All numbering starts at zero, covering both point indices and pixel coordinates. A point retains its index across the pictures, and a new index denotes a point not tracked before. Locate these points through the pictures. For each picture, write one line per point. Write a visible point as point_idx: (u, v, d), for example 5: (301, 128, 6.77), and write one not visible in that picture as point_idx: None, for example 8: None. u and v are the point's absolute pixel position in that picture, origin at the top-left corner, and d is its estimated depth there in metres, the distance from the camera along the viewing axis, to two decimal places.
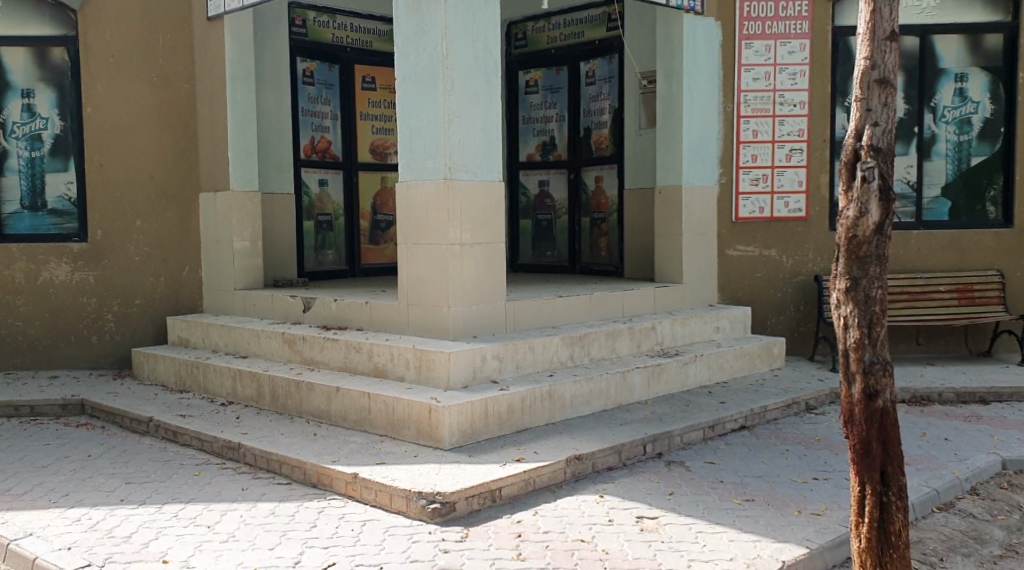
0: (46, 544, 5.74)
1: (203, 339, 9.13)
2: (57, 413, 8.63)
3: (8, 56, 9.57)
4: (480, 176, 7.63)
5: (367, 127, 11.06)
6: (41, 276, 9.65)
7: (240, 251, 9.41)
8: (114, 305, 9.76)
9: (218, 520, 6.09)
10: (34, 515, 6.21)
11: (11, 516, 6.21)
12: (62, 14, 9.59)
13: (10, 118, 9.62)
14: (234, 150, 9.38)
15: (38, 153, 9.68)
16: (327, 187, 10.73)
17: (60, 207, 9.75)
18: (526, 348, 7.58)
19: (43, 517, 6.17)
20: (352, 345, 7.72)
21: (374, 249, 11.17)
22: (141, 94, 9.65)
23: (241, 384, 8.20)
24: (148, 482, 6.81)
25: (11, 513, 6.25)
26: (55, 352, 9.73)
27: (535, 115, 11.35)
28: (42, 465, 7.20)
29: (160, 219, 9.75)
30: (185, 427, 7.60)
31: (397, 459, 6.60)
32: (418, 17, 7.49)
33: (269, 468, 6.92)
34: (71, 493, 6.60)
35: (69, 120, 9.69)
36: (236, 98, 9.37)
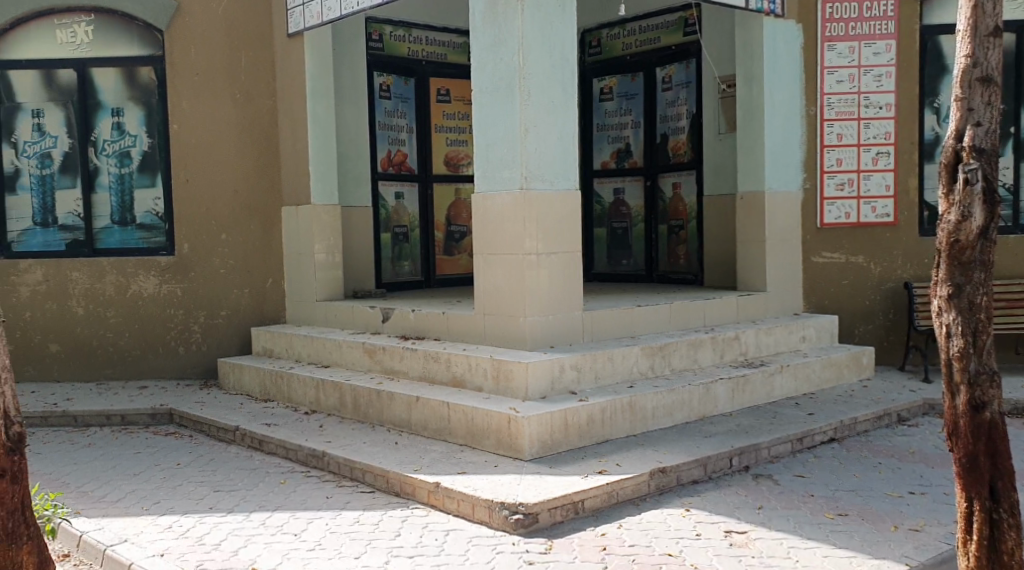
0: (141, 551, 5.86)
1: (286, 349, 9.25)
2: (147, 421, 8.83)
3: (99, 76, 9.88)
4: (557, 185, 7.59)
5: (441, 139, 11.08)
6: (131, 289, 9.91)
7: (321, 263, 9.55)
8: (201, 317, 9.96)
9: (304, 528, 6.15)
10: (128, 522, 6.35)
11: (105, 523, 6.34)
12: (149, 34, 9.84)
13: (101, 136, 9.95)
14: (315, 163, 9.53)
15: (128, 169, 9.97)
16: (403, 200, 10.81)
17: (148, 222, 10.00)
18: (604, 359, 7.49)
19: (137, 524, 6.30)
20: (430, 354, 7.74)
21: (448, 260, 11.16)
22: (225, 111, 9.85)
23: (323, 393, 8.27)
24: (236, 490, 6.91)
25: (106, 520, 6.39)
26: (144, 362, 9.97)
27: (610, 123, 11.28)
28: (135, 473, 7.37)
29: (244, 232, 9.93)
30: (271, 435, 7.70)
31: (478, 469, 6.59)
32: (495, 27, 7.51)
33: (353, 476, 6.97)
34: (161, 501, 6.73)
35: (156, 137, 9.94)
36: (317, 112, 9.53)
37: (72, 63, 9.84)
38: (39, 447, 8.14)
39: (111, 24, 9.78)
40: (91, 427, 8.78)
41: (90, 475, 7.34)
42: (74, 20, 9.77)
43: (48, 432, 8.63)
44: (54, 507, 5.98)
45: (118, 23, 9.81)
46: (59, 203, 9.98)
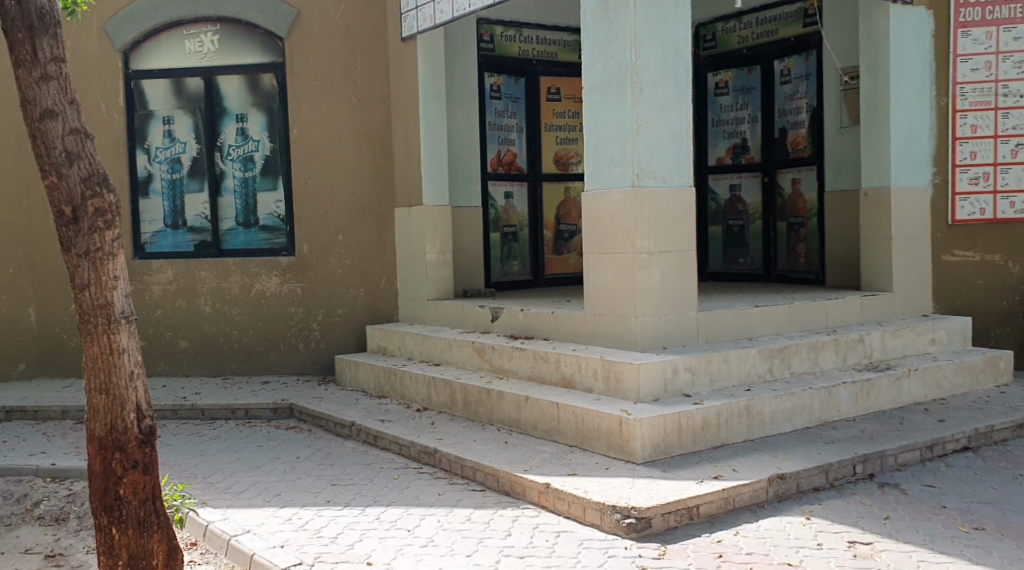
0: (263, 541, 5.94)
1: (399, 347, 9.31)
2: (269, 416, 9.00)
3: (224, 83, 10.10)
4: (670, 183, 7.39)
5: (551, 139, 10.97)
6: (255, 288, 10.12)
7: (432, 263, 9.58)
8: (319, 315, 10.10)
9: (417, 524, 6.14)
10: (251, 513, 6.47)
11: (230, 513, 6.47)
12: (271, 41, 10.02)
13: (226, 142, 10.17)
14: (426, 164, 9.58)
15: (251, 173, 10.17)
16: (513, 200, 10.75)
17: (271, 224, 10.18)
18: (720, 360, 7.26)
19: (259, 515, 6.42)
20: (540, 354, 7.64)
21: (558, 259, 11.05)
22: (342, 115, 9.98)
23: (434, 391, 8.27)
24: (352, 484, 6.97)
25: (231, 511, 6.53)
26: (268, 358, 10.17)
27: (725, 119, 10.98)
28: (257, 465, 7.52)
29: (360, 233, 10.04)
30: (384, 431, 7.74)
31: (589, 471, 6.46)
32: (607, 24, 7.35)
33: (464, 475, 6.93)
34: (282, 493, 6.84)
35: (277, 142, 10.12)
36: (428, 115, 9.58)
37: (200, 71, 10.09)
38: (169, 438, 8.39)
39: (235, 33, 10.00)
40: (217, 420, 8.99)
41: (216, 466, 7.52)
42: (201, 30, 10.03)
43: (178, 424, 8.88)
44: (183, 498, 6.49)
45: (240, 31, 10.01)
46: (189, 206, 10.26)
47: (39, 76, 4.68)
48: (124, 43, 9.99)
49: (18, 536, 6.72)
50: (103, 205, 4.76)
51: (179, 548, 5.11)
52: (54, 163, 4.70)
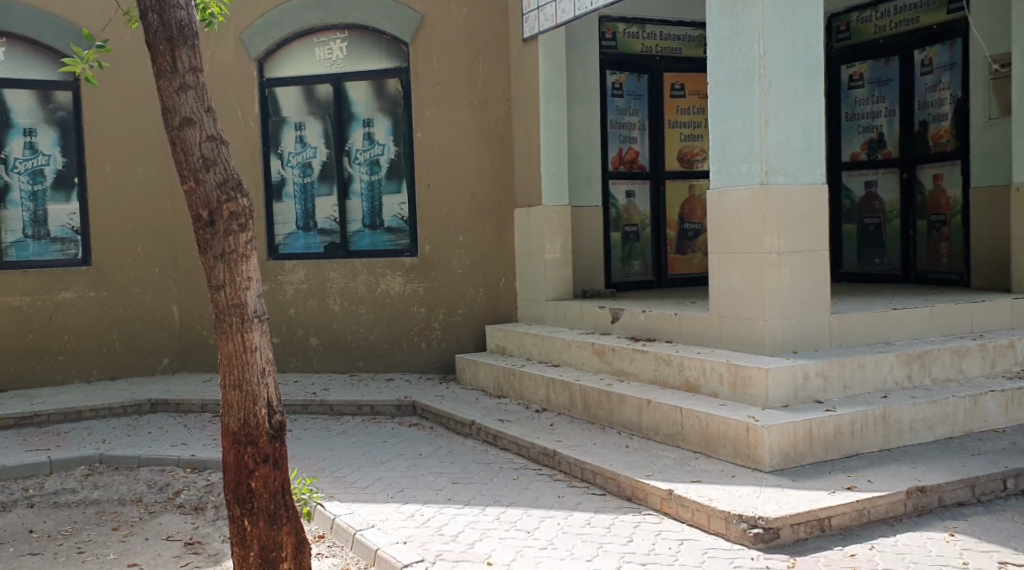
0: (387, 537, 5.97)
1: (518, 347, 9.24)
2: (392, 412, 9.01)
3: (352, 89, 10.20)
4: (801, 180, 7.08)
5: (675, 136, 10.71)
6: (380, 288, 10.15)
7: (552, 263, 9.48)
8: (440, 315, 10.08)
9: (537, 526, 6.06)
10: (376, 508, 6.52)
11: (356, 507, 6.53)
12: (396, 47, 10.07)
13: (353, 146, 10.27)
14: (546, 164, 9.47)
15: (377, 176, 10.25)
16: (634, 199, 10.56)
17: (395, 225, 10.24)
18: (854, 366, 6.90)
19: (383, 510, 6.46)
20: (662, 357, 7.44)
21: (681, 259, 10.79)
22: (463, 116, 9.95)
23: (554, 393, 8.16)
24: (473, 483, 6.94)
25: (356, 505, 6.59)
26: (392, 356, 10.19)
27: (860, 112, 10.52)
28: (381, 461, 7.57)
29: (480, 233, 10.00)
30: (504, 431, 7.68)
31: (713, 478, 6.23)
32: (733, 18, 7.11)
33: (583, 478, 6.80)
34: (405, 489, 6.87)
35: (403, 145, 10.16)
36: (549, 115, 9.45)
37: (330, 78, 10.20)
38: (299, 432, 8.53)
39: (363, 39, 10.09)
40: (345, 416, 9.05)
41: (342, 461, 7.60)
42: (330, 38, 10.16)
43: (308, 419, 8.99)
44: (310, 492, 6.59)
45: (368, 37, 10.10)
46: (319, 209, 10.40)
47: (178, 85, 4.84)
48: (259, 53, 10.16)
49: (160, 523, 6.93)
50: (239, 209, 4.87)
51: (306, 542, 5.16)
52: (192, 167, 4.83)
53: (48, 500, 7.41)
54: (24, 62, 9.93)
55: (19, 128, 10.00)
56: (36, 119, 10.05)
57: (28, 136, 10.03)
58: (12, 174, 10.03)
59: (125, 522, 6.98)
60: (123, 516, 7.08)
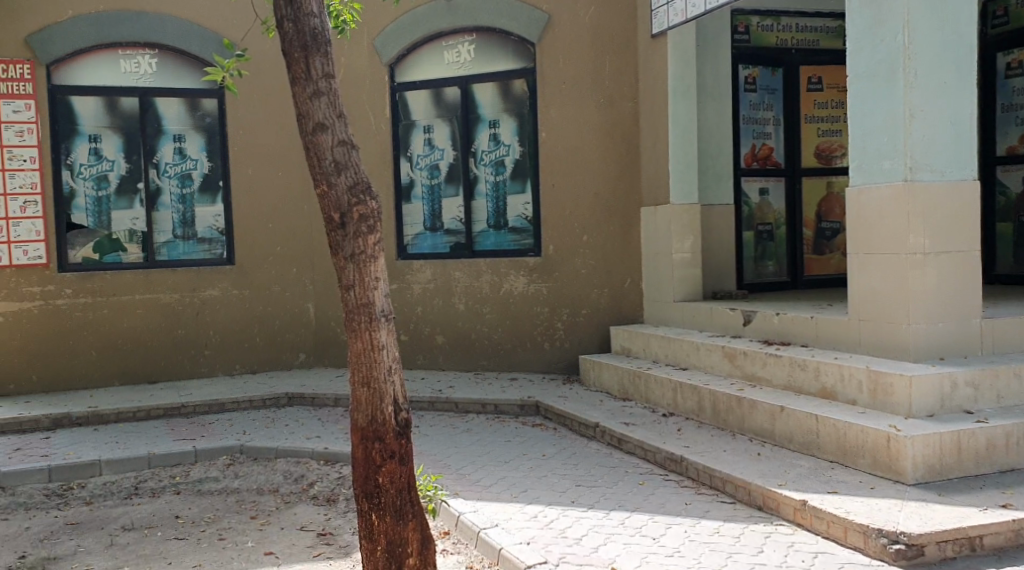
0: (510, 537, 5.90)
1: (644, 349, 9.03)
2: (516, 412, 8.91)
3: (478, 91, 10.16)
4: (949, 176, 6.65)
5: (812, 131, 10.27)
6: (504, 288, 10.11)
7: (681, 263, 9.24)
8: (564, 314, 9.92)
9: (663, 533, 5.87)
10: (499, 507, 6.47)
11: (480, 505, 6.49)
12: (523, 48, 9.97)
13: (479, 147, 10.24)
14: (675, 162, 9.25)
15: (502, 177, 10.19)
16: (769, 197, 10.21)
17: (520, 225, 10.16)
18: (1009, 375, 6.44)
19: (506, 510, 6.41)
20: (797, 361, 7.12)
21: (818, 259, 10.34)
22: (589, 116, 9.78)
23: (681, 396, 7.93)
24: (596, 486, 6.80)
25: (481, 503, 6.55)
26: (515, 355, 10.13)
27: (1018, 102, 9.75)
28: (505, 460, 7.51)
29: (605, 233, 9.80)
30: (629, 435, 7.50)
31: (851, 490, 5.90)
32: (875, 7, 6.74)
33: (712, 485, 6.56)
34: (528, 490, 6.80)
35: (527, 146, 10.07)
36: (678, 111, 9.23)
37: (458, 80, 10.20)
38: (425, 429, 8.55)
39: (490, 41, 10.04)
40: (469, 414, 9.01)
41: (467, 459, 7.58)
42: (458, 41, 10.15)
43: (434, 416, 9.00)
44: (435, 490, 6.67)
45: (495, 38, 10.05)
46: (445, 210, 10.42)
47: (312, 91, 4.94)
48: (390, 58, 10.25)
49: (295, 514, 7.08)
50: (367, 212, 4.93)
51: (431, 538, 5.22)
52: (325, 172, 4.92)
53: (192, 488, 7.65)
54: (173, 71, 10.30)
55: (170, 134, 10.37)
56: (185, 125, 10.42)
57: (177, 142, 10.40)
58: (163, 178, 10.41)
59: (262, 511, 7.15)
60: (260, 506, 7.25)
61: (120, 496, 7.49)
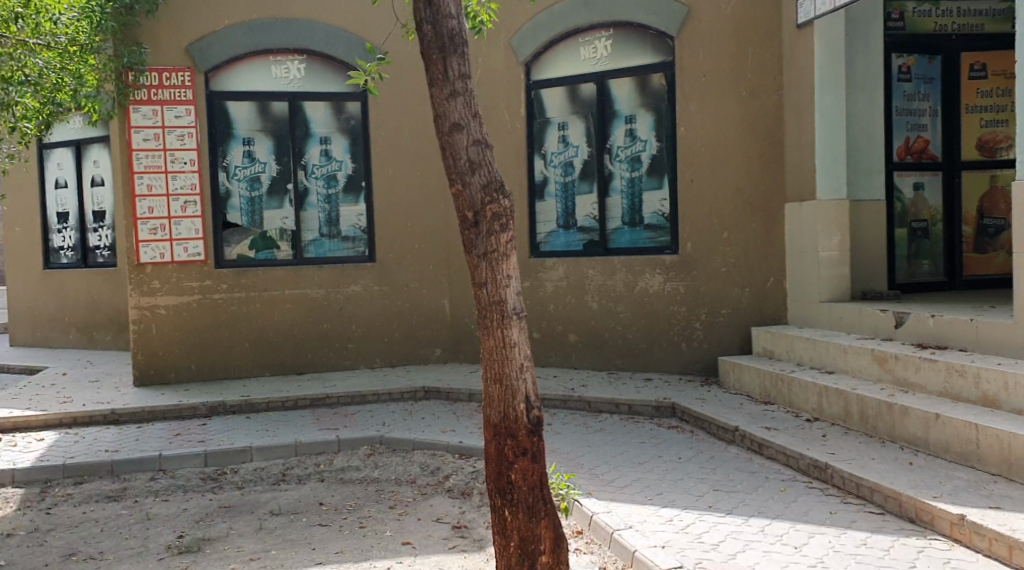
0: (645, 539, 5.79)
1: (788, 351, 8.68)
2: (652, 413, 8.73)
3: (615, 86, 9.98)
4: None
5: (973, 121, 9.70)
6: (639, 285, 9.91)
7: (827, 261, 8.89)
8: (702, 314, 9.67)
9: (806, 542, 5.65)
10: (634, 508, 6.34)
11: (614, 506, 6.38)
12: (662, 42, 9.74)
13: (615, 143, 10.08)
14: (821, 155, 8.92)
15: (638, 173, 9.99)
16: (924, 192, 9.67)
17: (656, 222, 9.93)
18: None
19: (641, 512, 6.27)
20: (955, 367, 6.73)
21: (978, 258, 9.75)
22: (730, 109, 9.47)
23: (827, 401, 7.57)
24: (735, 492, 6.58)
25: (616, 504, 6.44)
26: (650, 355, 9.93)
27: None
28: (640, 462, 7.36)
29: (746, 230, 9.48)
30: (770, 440, 7.22)
31: (1016, 505, 5.53)
32: None
33: (859, 495, 6.25)
34: (664, 493, 6.64)
35: (665, 141, 9.83)
36: (824, 104, 8.90)
37: (594, 76, 10.05)
38: (559, 427, 8.49)
39: (628, 36, 9.84)
40: (603, 414, 8.89)
41: (602, 459, 7.48)
42: (595, 36, 10.00)
43: (567, 414, 8.92)
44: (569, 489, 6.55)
45: (632, 33, 9.84)
46: (580, 207, 10.29)
47: (449, 92, 5.01)
48: (528, 56, 10.21)
49: (433, 505, 7.14)
50: (501, 210, 4.98)
51: (565, 537, 5.19)
52: (459, 171, 5.00)
53: (336, 475, 7.83)
54: (321, 76, 10.57)
55: (317, 137, 10.66)
56: (331, 128, 10.68)
57: (324, 144, 10.68)
58: (310, 180, 10.71)
59: (402, 501, 7.25)
60: (398, 496, 7.35)
61: (270, 482, 7.73)
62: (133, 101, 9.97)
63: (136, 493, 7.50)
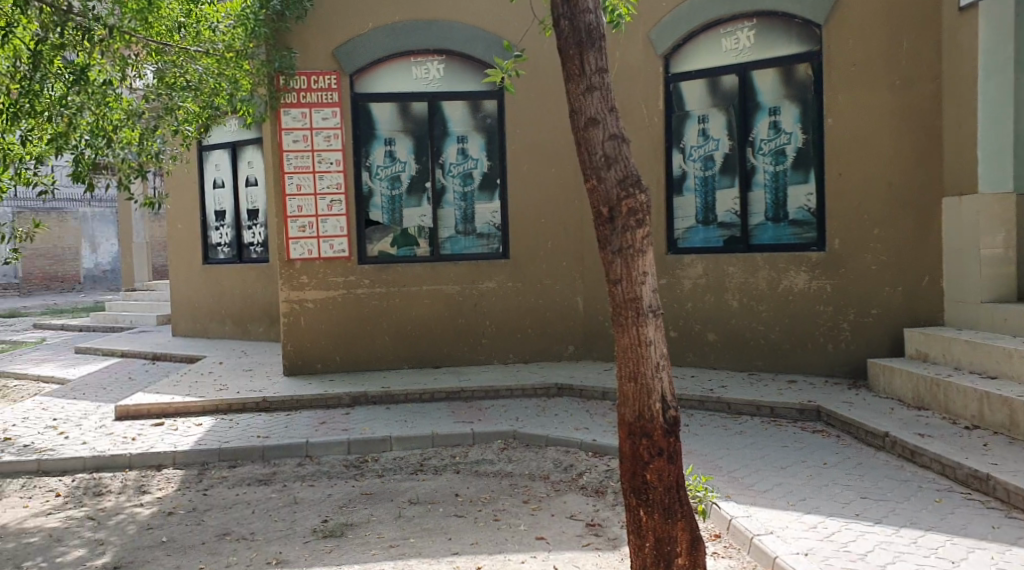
0: (786, 546, 5.59)
1: (944, 354, 8.20)
2: (794, 416, 8.40)
3: (758, 78, 9.65)
4: None
5: None
6: (782, 283, 9.56)
7: (991, 259, 8.44)
8: (851, 314, 9.26)
9: (964, 557, 5.38)
10: (775, 514, 6.09)
11: (754, 511, 6.15)
12: (808, 31, 9.34)
13: (758, 136, 9.75)
14: (984, 146, 8.42)
15: (783, 167, 9.63)
16: None
17: (801, 218, 9.55)
18: None
19: (782, 518, 6.02)
20: None
21: None
22: (883, 99, 9.06)
23: (987, 408, 7.18)
24: (885, 500, 6.25)
25: (755, 508, 6.20)
26: (794, 356, 9.58)
27: None
28: (782, 466, 7.08)
29: (899, 226, 9.04)
30: (924, 447, 6.83)
31: None
32: None
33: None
34: (807, 499, 6.36)
35: (812, 133, 9.45)
36: (988, 90, 8.41)
37: (735, 67, 9.73)
38: (696, 428, 8.27)
39: (772, 25, 9.48)
40: (743, 415, 8.61)
41: (742, 462, 7.23)
42: (737, 27, 9.67)
43: (704, 415, 8.68)
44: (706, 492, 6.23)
45: (777, 23, 9.47)
46: (720, 202, 9.98)
47: (585, 87, 4.93)
48: (666, 48, 9.97)
49: (566, 502, 7.06)
50: (636, 205, 4.85)
51: (702, 540, 5.03)
52: (595, 166, 4.90)
53: (471, 468, 7.84)
54: (460, 76, 10.65)
55: (454, 136, 10.74)
56: (468, 127, 10.74)
57: (461, 143, 10.75)
58: (448, 178, 10.80)
59: (536, 496, 7.19)
60: (532, 491, 7.30)
61: (408, 471, 7.81)
62: (284, 104, 10.26)
63: (284, 478, 7.71)
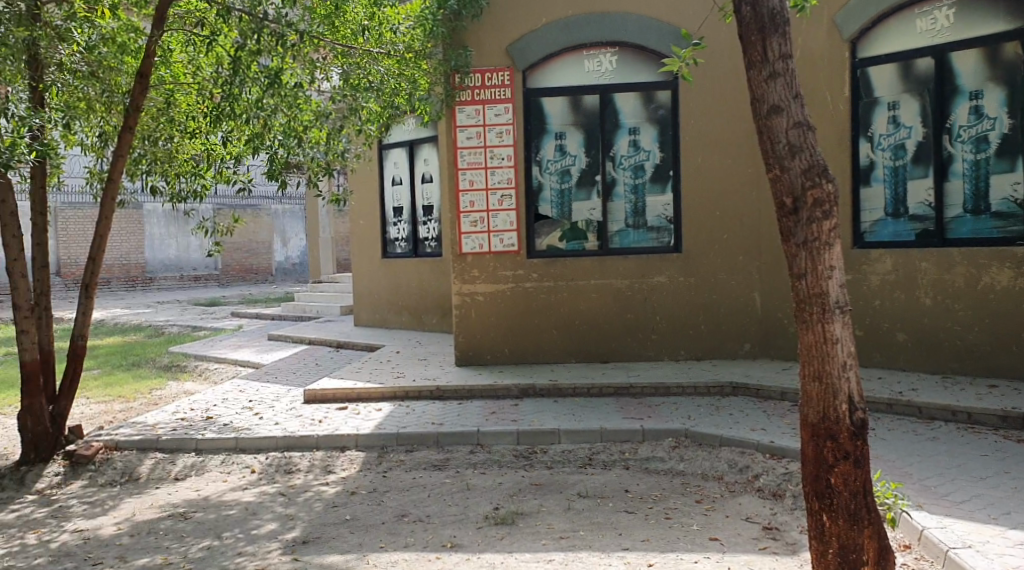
0: (987, 562, 5.21)
1: None
2: (995, 424, 7.82)
3: (958, 60, 9.06)
4: None
5: None
6: (983, 280, 8.94)
7: None
8: None
9: None
10: (974, 527, 5.66)
11: (949, 523, 5.73)
12: (1017, 8, 8.68)
13: (957, 122, 9.16)
14: None
15: (985, 154, 9.03)
16: None
17: (1005, 210, 8.92)
18: None
19: (982, 532, 5.60)
20: None
21: None
22: None
23: None
24: None
25: (950, 520, 5.78)
26: (994, 360, 8.93)
27: None
28: (981, 477, 6.59)
29: None
30: None
31: None
32: None
33: None
34: (1011, 513, 5.89)
35: (1020, 117, 8.83)
36: None
37: (931, 50, 9.15)
38: (883, 432, 7.81)
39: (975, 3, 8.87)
40: (936, 421, 8.08)
41: (935, 470, 6.77)
42: (934, 6, 9.07)
43: (892, 420, 8.20)
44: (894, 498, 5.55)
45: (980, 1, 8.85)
46: (911, 193, 9.43)
47: (767, 74, 4.69)
48: (853, 32, 9.46)
49: (742, 503, 6.82)
50: (821, 196, 4.60)
51: (889, 550, 4.74)
52: (778, 156, 4.67)
53: (641, 465, 7.71)
54: (633, 67, 10.48)
55: (626, 128, 10.59)
56: (640, 119, 10.57)
57: (633, 135, 10.59)
58: (619, 171, 10.68)
59: (709, 497, 6.98)
60: (706, 491, 7.09)
61: (576, 464, 7.75)
62: (458, 103, 10.41)
63: (458, 464, 7.81)
